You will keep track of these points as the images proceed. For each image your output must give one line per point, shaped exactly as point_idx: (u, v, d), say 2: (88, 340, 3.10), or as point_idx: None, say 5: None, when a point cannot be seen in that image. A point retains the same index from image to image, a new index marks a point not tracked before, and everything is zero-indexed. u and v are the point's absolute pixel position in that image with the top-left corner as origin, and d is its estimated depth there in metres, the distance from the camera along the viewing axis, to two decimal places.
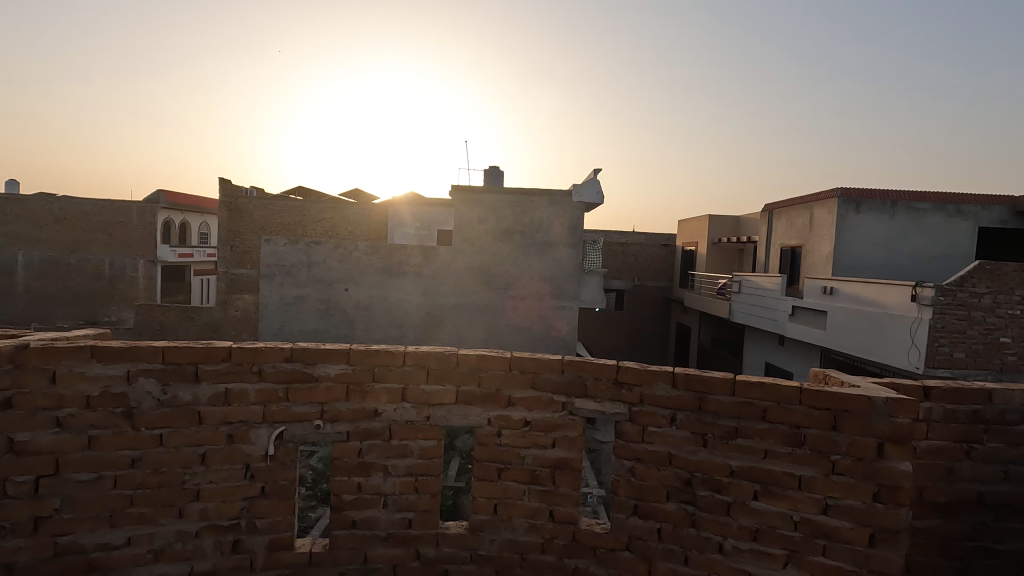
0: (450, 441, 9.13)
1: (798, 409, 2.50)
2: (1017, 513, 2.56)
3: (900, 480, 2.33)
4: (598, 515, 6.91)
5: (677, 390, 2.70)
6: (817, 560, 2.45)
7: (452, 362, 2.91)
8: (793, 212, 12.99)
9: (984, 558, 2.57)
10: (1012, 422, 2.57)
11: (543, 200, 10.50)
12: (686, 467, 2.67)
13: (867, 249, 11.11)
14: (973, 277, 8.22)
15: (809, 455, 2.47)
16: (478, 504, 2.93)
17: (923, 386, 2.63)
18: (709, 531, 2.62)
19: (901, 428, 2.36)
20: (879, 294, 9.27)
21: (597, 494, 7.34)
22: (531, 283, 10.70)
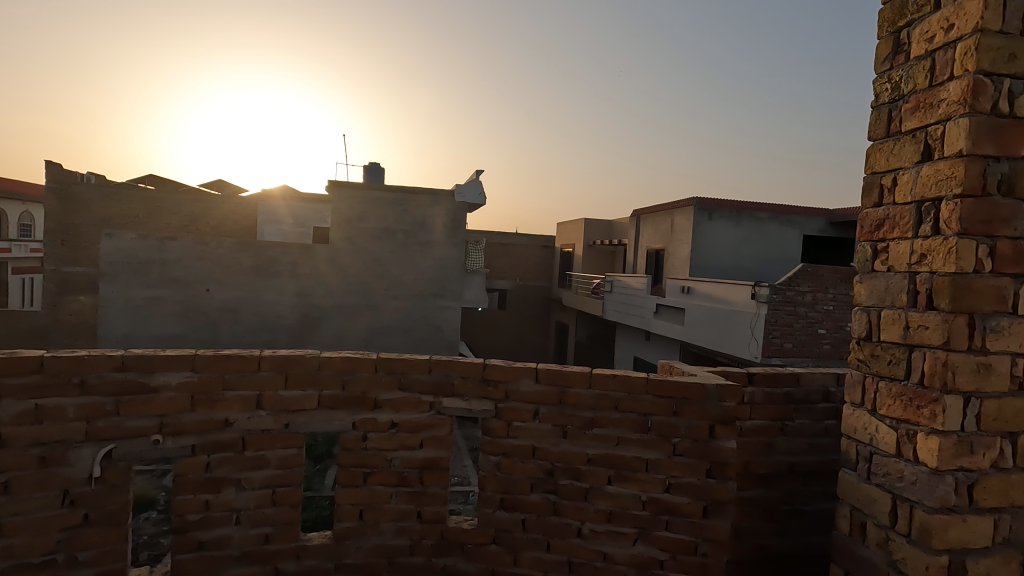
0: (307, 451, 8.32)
1: (645, 398, 2.73)
2: (820, 478, 3.00)
3: (727, 457, 2.66)
4: (476, 513, 6.96)
5: (540, 385, 2.81)
6: (661, 534, 2.69)
7: (314, 365, 2.79)
8: (658, 218, 14.16)
9: (796, 519, 2.98)
10: (815, 400, 3.02)
11: (425, 198, 10.40)
12: (548, 458, 2.79)
13: (718, 252, 12.43)
14: (799, 278, 9.53)
15: (655, 440, 2.71)
16: (344, 511, 2.83)
17: (748, 372, 3.01)
18: (570, 518, 2.77)
19: (728, 410, 2.68)
20: (727, 293, 10.43)
21: (475, 488, 7.36)
22: (413, 282, 10.55)
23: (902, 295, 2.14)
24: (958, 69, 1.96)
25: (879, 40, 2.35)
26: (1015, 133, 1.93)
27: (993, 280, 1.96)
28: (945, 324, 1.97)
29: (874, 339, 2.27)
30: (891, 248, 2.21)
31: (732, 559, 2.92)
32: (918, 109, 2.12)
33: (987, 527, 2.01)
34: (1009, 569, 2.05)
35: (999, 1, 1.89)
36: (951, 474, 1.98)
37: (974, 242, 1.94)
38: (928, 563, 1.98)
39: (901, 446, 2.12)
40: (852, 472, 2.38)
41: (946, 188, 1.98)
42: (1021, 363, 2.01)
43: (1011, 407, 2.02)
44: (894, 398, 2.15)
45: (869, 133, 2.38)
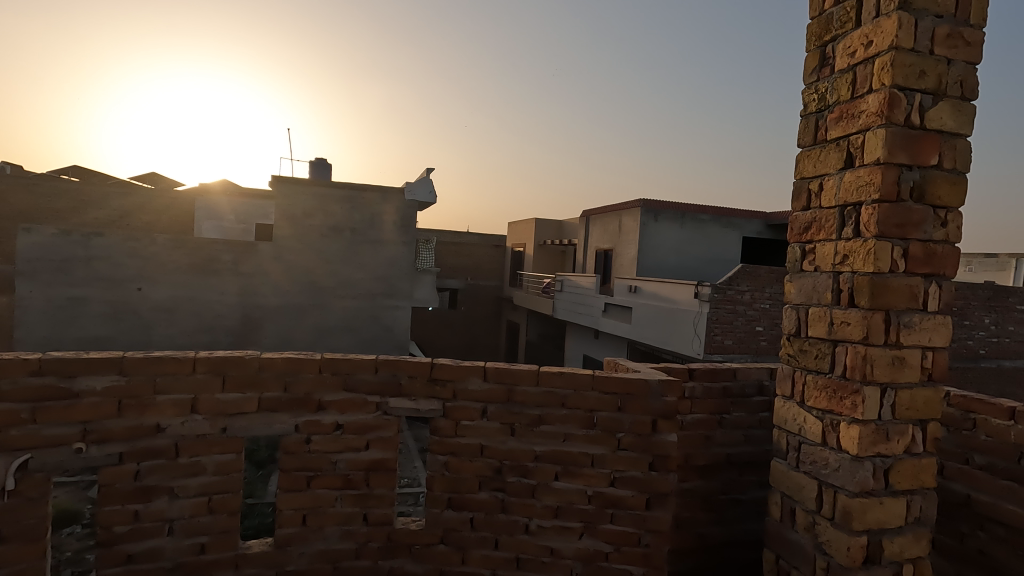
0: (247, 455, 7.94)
1: (591, 394, 2.79)
2: (755, 468, 3.16)
3: (668, 450, 2.75)
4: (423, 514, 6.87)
5: (488, 383, 2.82)
6: (606, 528, 2.76)
7: (254, 367, 2.69)
8: (606, 218, 14.46)
9: (733, 508, 3.11)
10: (750, 394, 3.17)
11: (374, 195, 10.20)
12: (496, 456, 2.81)
13: (664, 253, 12.83)
14: (739, 278, 9.96)
15: (600, 435, 2.78)
16: (286, 517, 2.74)
17: (689, 368, 3.13)
18: (518, 515, 2.80)
19: (669, 405, 2.78)
20: (672, 292, 10.78)
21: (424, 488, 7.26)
22: (362, 281, 10.33)
23: (827, 293, 2.28)
24: (876, 83, 2.10)
25: (807, 53, 2.49)
26: (925, 144, 2.10)
27: (906, 279, 2.12)
28: (865, 320, 2.11)
29: (803, 335, 2.41)
30: (817, 249, 2.35)
31: (674, 548, 3.03)
32: (841, 119, 2.26)
33: (901, 508, 2.18)
34: (920, 546, 2.22)
35: (911, 22, 2.04)
36: (869, 460, 2.13)
37: (890, 244, 2.09)
38: (850, 544, 2.12)
39: (827, 436, 2.25)
40: (783, 461, 2.51)
41: (866, 194, 2.13)
42: (930, 356, 2.19)
43: (922, 397, 2.19)
44: (820, 391, 2.29)
45: (798, 140, 2.52)
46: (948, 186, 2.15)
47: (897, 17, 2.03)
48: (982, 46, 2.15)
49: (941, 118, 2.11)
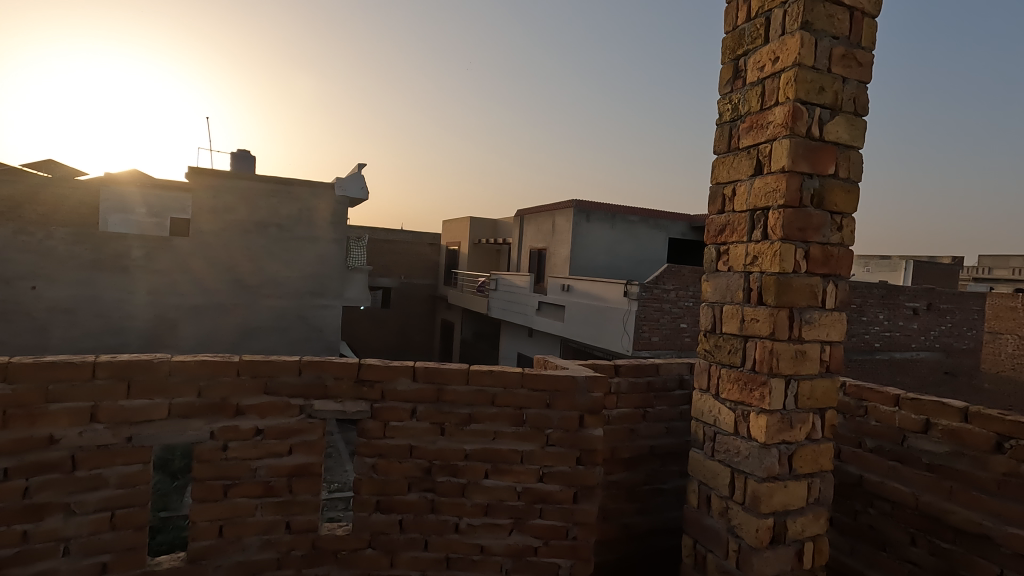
0: (158, 464, 7.38)
1: (520, 392, 2.82)
2: (676, 458, 3.31)
3: (594, 444, 2.83)
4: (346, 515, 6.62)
5: (417, 383, 2.79)
6: (535, 523, 2.80)
7: (164, 370, 2.52)
8: (540, 218, 14.66)
9: (655, 497, 3.25)
10: (672, 388, 3.32)
11: (302, 190, 9.80)
12: (426, 457, 2.78)
13: (595, 252, 13.18)
14: (665, 277, 10.38)
15: (529, 432, 2.82)
16: (200, 529, 2.58)
17: (615, 364, 3.23)
18: (447, 514, 2.78)
19: (595, 400, 2.86)
20: (602, 291, 11.09)
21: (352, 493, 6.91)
22: (289, 279, 9.90)
23: (738, 292, 2.43)
24: (782, 96, 2.26)
25: (721, 65, 2.64)
26: (823, 154, 2.28)
27: (807, 279, 2.30)
28: (771, 317, 2.26)
29: (718, 331, 2.55)
30: (730, 251, 2.50)
31: (601, 539, 3.13)
32: (752, 129, 2.41)
33: (802, 490, 2.35)
34: (819, 524, 2.42)
35: (811, 41, 2.21)
36: (775, 447, 2.29)
37: (793, 247, 2.26)
38: (758, 525, 2.28)
39: (738, 426, 2.40)
40: (700, 451, 2.65)
41: (773, 199, 2.28)
42: (828, 349, 2.38)
43: (820, 387, 2.38)
44: (732, 383, 2.44)
45: (714, 147, 2.66)
46: (843, 194, 2.34)
47: (799, 36, 2.19)
48: (871, 67, 2.37)
49: (837, 131, 2.31)
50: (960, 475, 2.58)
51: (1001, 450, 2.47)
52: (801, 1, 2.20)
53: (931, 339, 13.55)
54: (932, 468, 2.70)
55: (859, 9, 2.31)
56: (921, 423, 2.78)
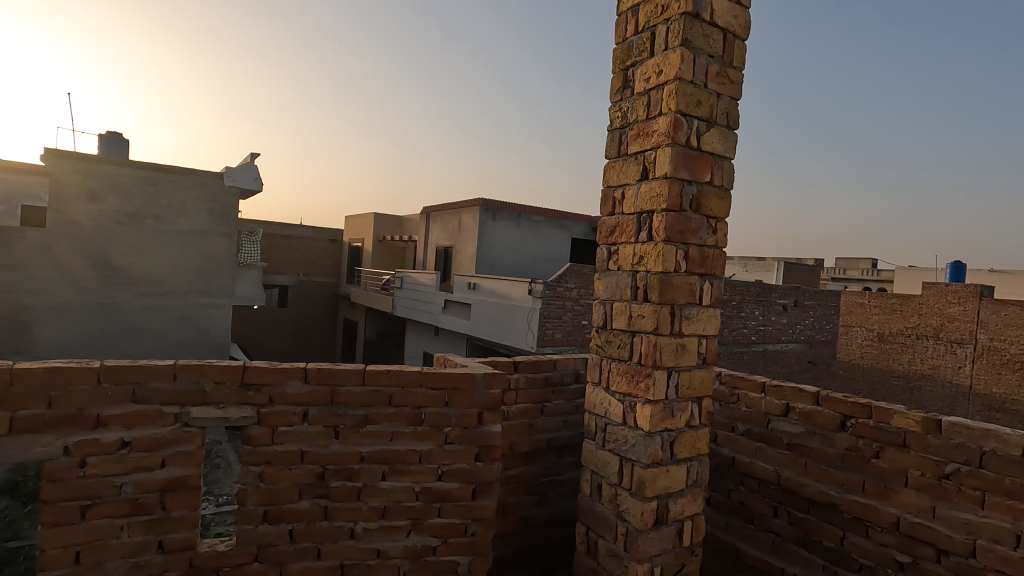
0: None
1: (419, 391, 2.80)
2: (572, 450, 3.44)
3: (493, 440, 2.87)
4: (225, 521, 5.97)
5: (309, 386, 2.67)
6: (433, 522, 2.78)
7: (6, 381, 2.21)
8: (446, 216, 14.58)
9: (553, 488, 3.36)
10: (568, 382, 3.46)
11: (185, 179, 9.00)
12: (318, 462, 2.66)
13: (500, 251, 13.34)
14: (567, 276, 10.72)
15: (427, 431, 2.80)
16: (52, 557, 2.29)
17: (513, 361, 3.31)
18: (342, 520, 2.68)
19: (493, 397, 2.91)
20: (508, 289, 11.25)
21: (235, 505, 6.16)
22: (170, 276, 9.03)
23: (627, 289, 2.57)
24: (665, 107, 2.42)
25: (612, 74, 2.77)
26: (700, 163, 2.47)
27: (686, 277, 2.48)
28: (656, 313, 2.42)
29: (608, 327, 2.69)
30: (620, 251, 2.64)
31: (500, 534, 3.17)
32: (639, 136, 2.56)
33: (682, 474, 2.54)
34: (697, 504, 2.62)
35: (690, 57, 2.39)
36: (659, 435, 2.45)
37: (674, 248, 2.42)
38: (643, 509, 2.42)
39: (626, 416, 2.54)
40: (592, 442, 2.77)
41: (657, 204, 2.44)
42: (704, 342, 2.59)
43: (698, 377, 2.58)
44: (621, 376, 2.57)
45: (606, 152, 2.79)
46: (718, 200, 2.56)
47: (680, 52, 2.36)
48: (741, 85, 2.60)
49: (712, 143, 2.51)
50: (813, 452, 2.93)
51: (845, 427, 2.83)
52: (681, 20, 2.37)
53: (797, 332, 15.17)
54: (791, 447, 3.03)
55: (731, 31, 2.53)
56: (782, 408, 3.12)
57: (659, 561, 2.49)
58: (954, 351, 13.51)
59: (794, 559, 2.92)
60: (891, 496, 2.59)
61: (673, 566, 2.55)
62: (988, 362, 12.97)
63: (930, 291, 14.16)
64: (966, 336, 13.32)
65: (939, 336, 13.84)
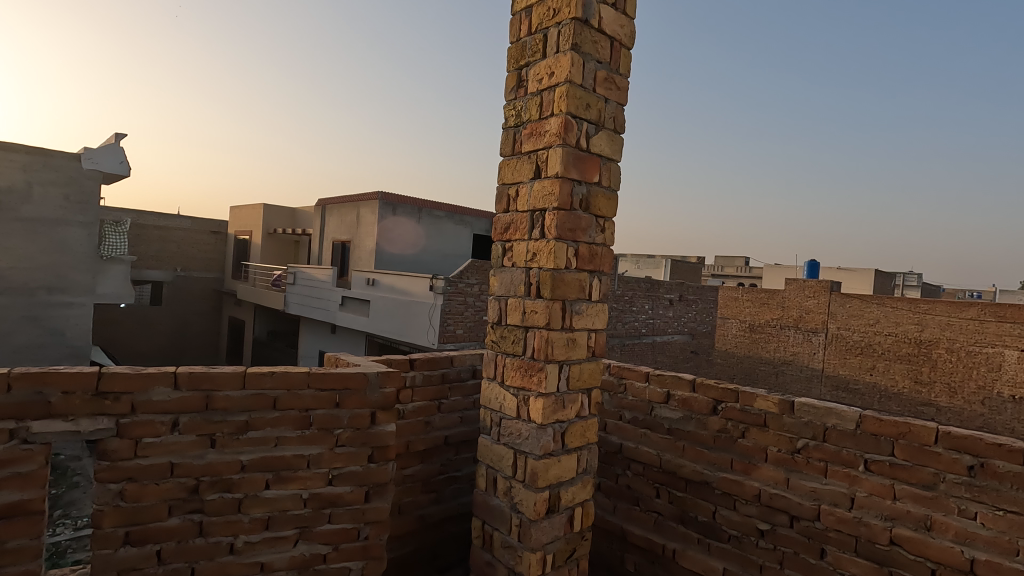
0: None
1: (306, 393, 2.67)
2: (469, 445, 3.46)
3: (387, 440, 2.82)
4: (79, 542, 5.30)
5: (180, 392, 2.44)
6: (323, 528, 2.66)
7: None
8: (343, 209, 14.01)
9: (450, 484, 3.36)
10: (465, 378, 3.48)
11: (31, 159, 7.88)
12: (191, 474, 2.43)
13: (401, 246, 13.06)
14: (469, 272, 10.72)
15: (316, 434, 2.68)
16: None
17: (409, 358, 3.26)
18: (219, 535, 2.47)
19: (387, 396, 2.86)
20: (408, 285, 11.04)
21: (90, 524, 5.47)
22: (14, 270, 7.84)
23: (520, 286, 2.62)
24: (556, 108, 2.49)
25: (507, 73, 2.80)
26: (589, 164, 2.58)
27: (576, 274, 2.58)
28: (548, 308, 2.49)
29: (503, 323, 2.72)
30: (514, 248, 2.69)
31: (395, 535, 3.11)
32: (532, 135, 2.61)
33: (573, 462, 2.64)
34: (586, 490, 2.74)
35: (579, 62, 2.48)
36: (551, 426, 2.53)
37: (565, 245, 2.50)
38: (536, 499, 2.49)
39: (520, 410, 2.59)
40: (488, 436, 2.80)
41: (549, 202, 2.50)
42: (594, 336, 2.71)
43: (588, 369, 2.70)
44: (515, 370, 2.62)
45: (501, 150, 2.82)
46: (605, 200, 2.68)
47: (570, 56, 2.44)
48: (627, 92, 2.74)
49: (600, 145, 2.63)
50: (690, 435, 3.19)
51: (716, 411, 3.11)
52: (571, 25, 2.45)
53: (681, 324, 16.37)
54: (671, 431, 3.27)
55: (618, 40, 2.66)
56: (663, 395, 3.35)
57: (550, 549, 2.57)
58: (810, 339, 15.27)
59: (673, 535, 3.14)
60: (754, 471, 2.89)
61: (564, 552, 2.65)
62: (836, 348, 14.80)
63: (792, 286, 15.90)
64: (819, 325, 15.12)
65: (798, 326, 15.58)
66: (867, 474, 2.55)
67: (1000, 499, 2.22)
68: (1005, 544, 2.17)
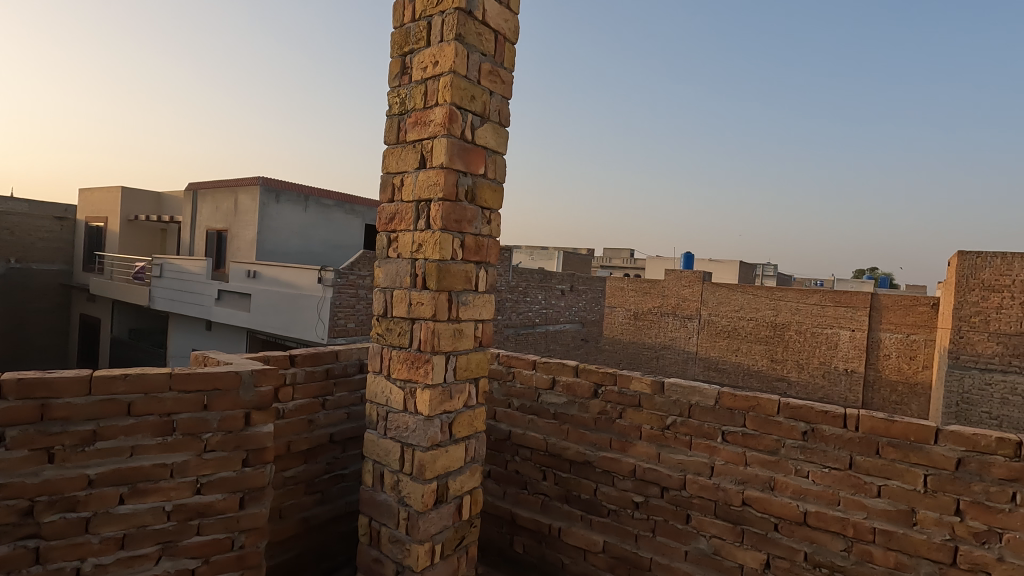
0: None
1: (168, 396, 2.45)
2: (356, 442, 3.37)
3: (263, 442, 2.66)
4: None
5: (7, 402, 2.12)
6: (191, 542, 2.43)
7: None
8: (218, 194, 12.88)
9: (336, 483, 3.25)
10: (352, 372, 3.38)
11: None
12: (24, 495, 2.11)
13: (286, 236, 12.28)
14: (360, 263, 10.36)
15: (180, 440, 2.46)
16: None
17: (289, 355, 3.10)
18: (61, 561, 2.16)
19: (263, 395, 2.70)
20: (294, 277, 10.44)
21: None
22: None
23: (406, 277, 2.58)
24: (441, 98, 2.47)
25: (390, 59, 2.73)
26: (474, 155, 2.59)
27: (462, 265, 2.59)
28: (434, 299, 2.47)
29: (388, 315, 2.67)
30: (399, 239, 2.64)
31: (275, 541, 2.94)
32: (416, 124, 2.57)
33: (461, 452, 2.67)
34: (475, 478, 2.78)
35: (463, 53, 2.47)
36: (437, 418, 2.52)
37: (451, 236, 2.50)
38: (424, 491, 2.48)
39: (407, 403, 2.56)
40: (374, 431, 2.74)
41: (434, 192, 2.48)
42: (480, 326, 2.75)
43: (475, 359, 2.73)
44: (402, 363, 2.58)
45: (385, 138, 2.74)
46: (490, 192, 2.72)
47: (454, 46, 2.42)
48: (511, 85, 2.79)
49: (485, 137, 2.65)
50: (573, 418, 3.35)
51: (597, 394, 3.30)
52: (455, 14, 2.43)
53: (572, 313, 17.09)
54: (556, 416, 3.42)
55: (502, 34, 2.69)
56: (549, 381, 3.49)
57: (438, 539, 2.58)
58: (686, 325, 16.64)
59: (558, 514, 3.29)
60: (630, 448, 3.11)
61: (453, 541, 2.67)
62: (708, 333, 16.25)
63: (670, 277, 17.19)
64: (693, 312, 16.51)
65: (676, 313, 16.91)
66: (724, 444, 2.84)
67: (827, 458, 2.59)
68: (830, 496, 2.54)
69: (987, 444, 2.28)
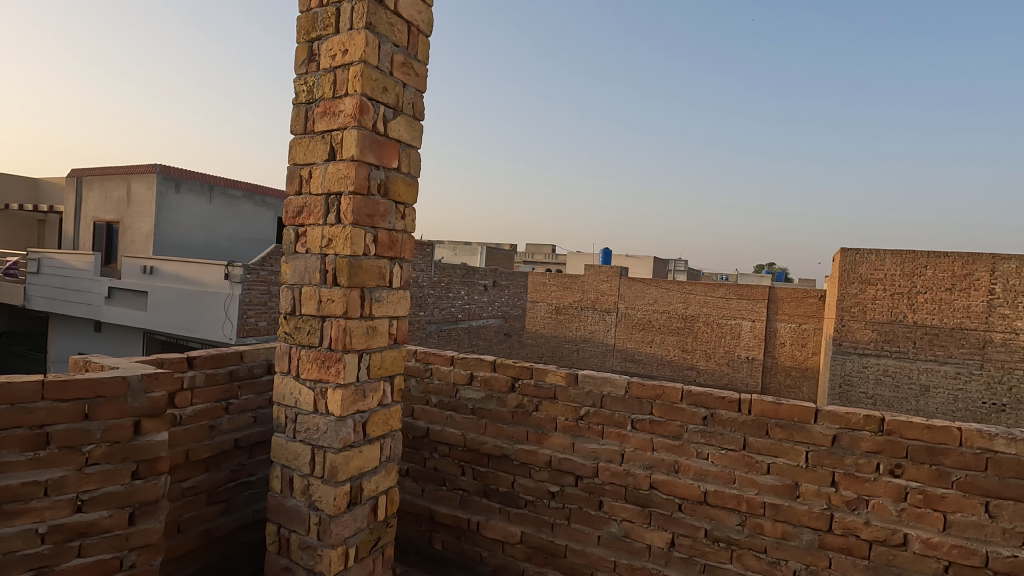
0: None
1: (40, 406, 2.20)
2: (264, 446, 3.22)
3: (156, 452, 2.47)
4: None
5: None
6: (71, 565, 2.21)
7: None
8: (107, 182, 11.73)
9: (242, 491, 3.09)
10: (258, 374, 3.22)
11: None
12: None
13: (188, 228, 11.41)
14: (272, 258, 9.84)
15: (56, 454, 2.22)
16: None
17: (186, 357, 2.89)
18: None
19: (155, 401, 2.50)
20: (197, 273, 9.73)
21: None
22: None
23: (315, 273, 2.48)
24: (352, 87, 2.39)
25: (297, 45, 2.60)
26: (387, 149, 2.53)
27: (375, 261, 2.52)
28: (345, 296, 2.39)
29: (297, 313, 2.56)
30: (307, 233, 2.53)
31: (172, 556, 2.73)
32: (325, 114, 2.47)
33: (375, 452, 2.61)
34: (390, 478, 2.74)
35: (375, 42, 2.41)
36: (350, 418, 2.45)
37: (362, 231, 2.43)
38: (336, 493, 2.41)
39: (317, 403, 2.47)
40: (282, 435, 2.62)
41: (344, 185, 2.40)
42: (394, 323, 2.70)
43: (389, 357, 2.68)
44: (312, 362, 2.48)
45: (292, 127, 2.61)
46: (404, 187, 2.67)
47: (364, 34, 2.35)
48: (425, 79, 2.75)
49: (398, 130, 2.60)
50: (491, 413, 3.38)
51: (513, 388, 3.34)
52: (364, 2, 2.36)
53: (495, 309, 17.18)
54: (473, 411, 3.44)
55: (415, 25, 2.65)
56: (467, 376, 3.49)
57: (352, 542, 2.51)
58: (605, 318, 17.24)
59: (477, 509, 3.31)
60: (546, 440, 3.18)
61: (367, 543, 2.61)
62: (624, 326, 16.93)
63: (589, 272, 17.73)
64: (611, 306, 17.13)
65: (595, 307, 17.47)
66: (633, 432, 2.98)
67: (723, 441, 2.78)
68: (727, 476, 2.74)
69: (857, 421, 2.54)
